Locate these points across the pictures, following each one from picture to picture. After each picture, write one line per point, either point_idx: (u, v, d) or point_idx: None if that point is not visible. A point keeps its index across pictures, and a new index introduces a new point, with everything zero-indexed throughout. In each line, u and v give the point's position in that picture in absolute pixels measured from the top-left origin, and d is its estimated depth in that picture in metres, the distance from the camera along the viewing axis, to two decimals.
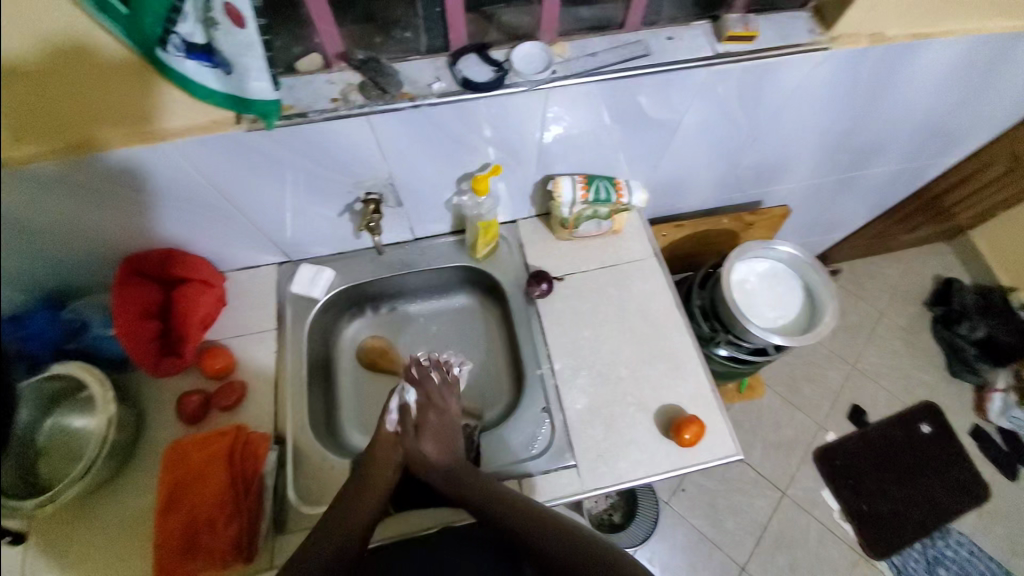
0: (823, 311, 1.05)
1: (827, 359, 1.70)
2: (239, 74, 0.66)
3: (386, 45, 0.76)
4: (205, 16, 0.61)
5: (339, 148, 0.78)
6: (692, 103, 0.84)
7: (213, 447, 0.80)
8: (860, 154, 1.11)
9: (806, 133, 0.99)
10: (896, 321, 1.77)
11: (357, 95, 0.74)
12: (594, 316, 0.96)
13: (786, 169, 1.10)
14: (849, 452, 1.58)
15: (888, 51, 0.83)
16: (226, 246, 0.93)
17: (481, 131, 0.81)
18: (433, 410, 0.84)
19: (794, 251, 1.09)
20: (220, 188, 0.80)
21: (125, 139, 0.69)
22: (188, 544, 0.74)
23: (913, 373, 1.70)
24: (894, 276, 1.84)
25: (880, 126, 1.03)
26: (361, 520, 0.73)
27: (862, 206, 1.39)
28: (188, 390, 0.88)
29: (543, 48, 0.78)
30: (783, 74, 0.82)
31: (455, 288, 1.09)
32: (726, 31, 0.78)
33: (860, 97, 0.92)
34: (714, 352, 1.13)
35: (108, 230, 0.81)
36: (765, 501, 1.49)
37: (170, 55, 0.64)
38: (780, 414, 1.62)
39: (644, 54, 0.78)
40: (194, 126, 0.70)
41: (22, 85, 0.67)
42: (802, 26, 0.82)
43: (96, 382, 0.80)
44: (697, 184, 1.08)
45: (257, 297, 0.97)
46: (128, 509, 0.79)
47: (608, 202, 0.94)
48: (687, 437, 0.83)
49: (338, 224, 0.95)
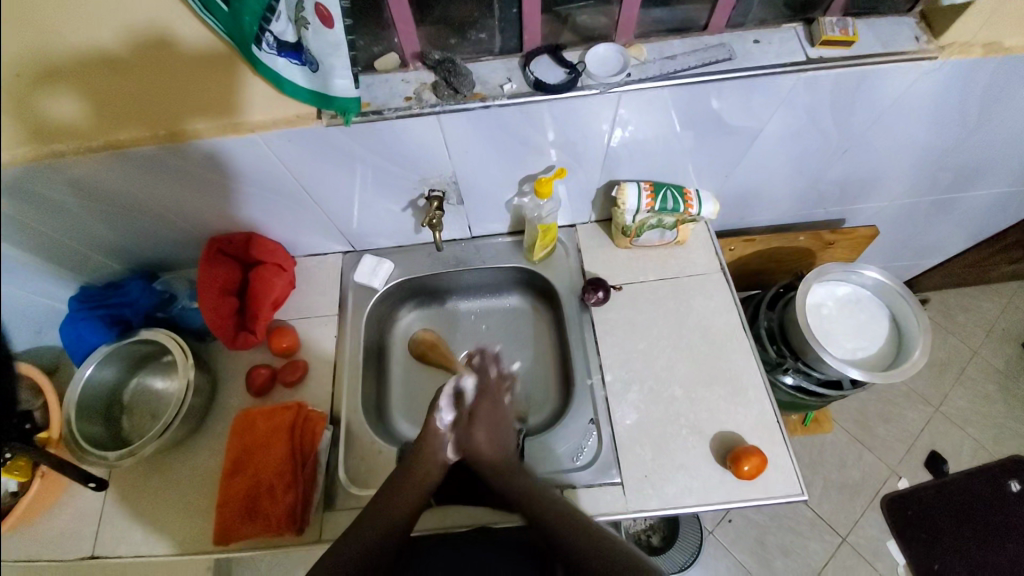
0: (913, 345, 0.95)
1: (906, 397, 1.55)
2: (325, 71, 0.69)
3: (461, 46, 0.77)
4: (297, 14, 0.64)
5: (409, 146, 0.80)
6: (774, 111, 0.79)
7: (278, 419, 0.84)
8: (963, 175, 1.00)
9: (903, 148, 0.90)
10: (992, 362, 1.59)
11: (430, 94, 0.75)
12: (650, 329, 0.93)
13: (876, 186, 1.01)
14: (924, 504, 1.43)
15: (1007, 62, 0.74)
16: (299, 233, 0.98)
17: (547, 133, 0.80)
18: (487, 399, 0.86)
19: (880, 277, 1.00)
20: (297, 177, 0.84)
21: (215, 130, 0.74)
22: (248, 508, 0.79)
23: (1009, 423, 1.51)
24: (992, 311, 1.65)
25: (990, 147, 0.92)
26: (406, 507, 0.74)
27: (961, 231, 1.25)
28: (258, 363, 0.94)
29: (619, 51, 0.76)
30: (880, 84, 0.76)
31: (508, 289, 1.10)
32: (822, 35, 0.72)
33: (970, 112, 0.83)
34: (780, 379, 1.06)
35: (196, 209, 0.87)
36: (822, 545, 1.38)
37: (263, 52, 0.65)
38: (846, 451, 1.49)
39: (727, 58, 0.74)
40: (281, 119, 0.75)
41: (114, 73, 0.69)
42: (907, 32, 0.75)
43: (179, 349, 0.88)
44: (772, 198, 1.01)
45: (322, 283, 1.02)
46: (196, 470, 0.85)
47: (675, 212, 0.90)
48: (745, 469, 0.77)
49: (401, 218, 0.97)
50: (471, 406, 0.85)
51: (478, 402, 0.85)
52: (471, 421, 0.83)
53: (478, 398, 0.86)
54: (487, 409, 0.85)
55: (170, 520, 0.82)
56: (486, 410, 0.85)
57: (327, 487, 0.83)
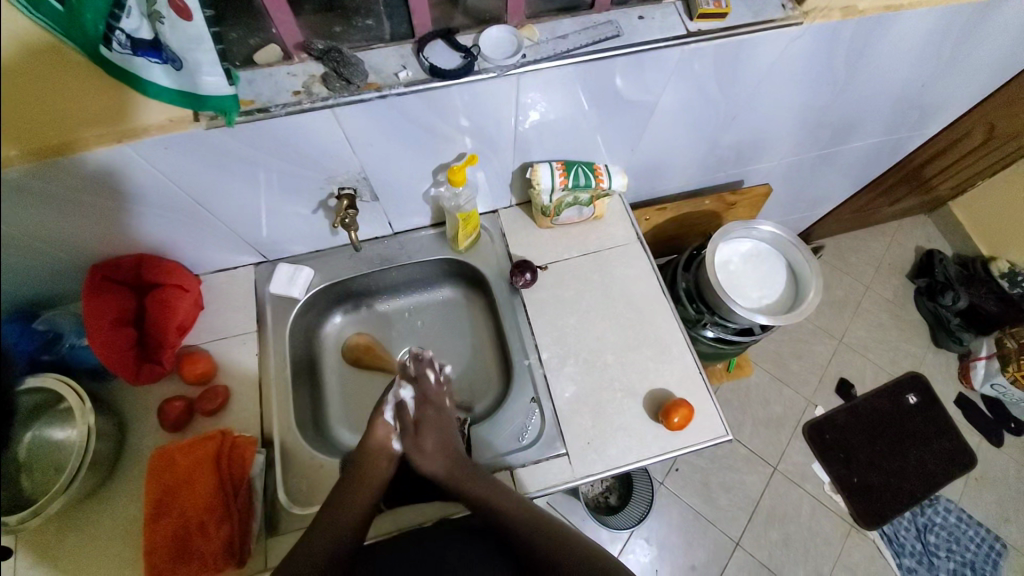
0: (807, 288, 1.05)
1: (814, 334, 1.71)
2: (190, 69, 0.63)
3: (348, 33, 0.74)
4: (149, 8, 0.58)
5: (310, 144, 0.76)
6: (668, 83, 0.82)
7: (199, 452, 0.78)
8: (839, 129, 1.11)
9: (783, 109, 0.98)
10: (882, 294, 1.79)
11: (320, 87, 0.71)
12: (579, 302, 0.95)
13: (766, 147, 1.09)
14: (838, 427, 1.60)
15: (863, 24, 0.82)
16: (200, 249, 0.91)
17: (454, 119, 0.79)
18: (430, 406, 0.84)
19: (777, 230, 1.09)
20: (186, 188, 0.77)
21: (103, 139, 0.66)
22: (180, 550, 0.73)
23: (898, 345, 1.72)
24: (878, 249, 1.86)
25: (858, 101, 1.02)
26: (356, 516, 0.72)
27: (845, 181, 1.39)
28: (170, 395, 0.86)
29: (512, 31, 0.75)
30: (757, 51, 0.81)
31: (439, 281, 1.08)
32: (698, 8, 0.75)
33: (837, 71, 0.91)
34: (701, 334, 1.13)
35: (73, 233, 0.77)
36: (757, 477, 1.51)
37: (114, 53, 0.58)
38: (769, 391, 1.63)
39: (615, 35, 0.76)
40: (154, 125, 0.67)
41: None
42: (775, 0, 0.80)
43: (73, 394, 0.78)
44: (678, 166, 1.07)
45: (236, 299, 0.95)
46: (119, 517, 0.78)
47: (588, 187, 0.92)
48: (676, 421, 0.82)
49: (314, 221, 0.93)
50: (414, 415, 0.82)
51: (421, 413, 0.83)
52: (418, 431, 0.81)
53: (421, 406, 0.83)
54: (432, 418, 0.82)
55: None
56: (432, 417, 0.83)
57: (268, 512, 0.79)
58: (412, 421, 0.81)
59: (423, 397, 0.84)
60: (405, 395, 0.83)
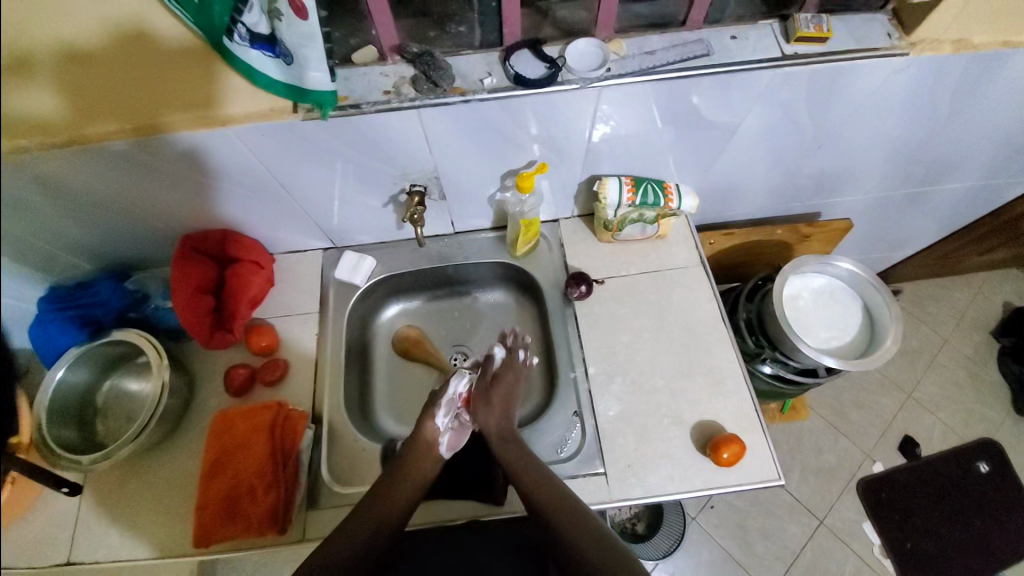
0: (884, 334, 0.98)
1: (880, 384, 1.60)
2: (299, 65, 0.68)
3: (440, 39, 0.77)
4: (269, 6, 0.64)
5: (390, 141, 0.79)
6: (753, 106, 0.80)
7: (257, 419, 0.83)
8: (935, 168, 1.03)
9: (875, 142, 0.92)
10: (962, 349, 1.64)
11: (409, 88, 0.74)
12: (632, 321, 0.94)
13: (850, 180, 1.03)
14: (898, 487, 1.48)
15: (975, 59, 0.76)
16: (277, 230, 0.97)
17: (529, 127, 0.80)
18: (510, 374, 0.85)
19: (855, 268, 1.03)
20: (272, 172, 0.82)
21: (191, 122, 0.71)
22: (228, 509, 0.78)
23: (976, 407, 1.57)
24: (962, 301, 1.71)
25: (960, 140, 0.95)
26: (395, 512, 0.74)
27: (933, 224, 1.29)
28: (237, 363, 0.92)
29: (599, 45, 0.76)
30: (853, 81, 0.77)
31: (492, 284, 1.09)
32: (798, 31, 0.73)
33: (940, 107, 0.85)
34: (759, 369, 1.09)
35: (168, 205, 0.84)
36: (800, 528, 1.42)
37: (235, 44, 0.66)
38: (822, 438, 1.53)
39: (705, 53, 0.75)
40: (254, 113, 0.72)
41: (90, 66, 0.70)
42: (879, 29, 0.76)
43: (153, 350, 0.86)
44: (750, 192, 1.03)
45: (304, 280, 1.00)
46: (175, 471, 0.84)
47: (655, 206, 0.91)
48: (725, 457, 0.79)
49: (382, 214, 0.96)
50: (496, 372, 0.85)
51: (502, 373, 0.84)
52: (490, 387, 0.83)
53: (502, 370, 0.85)
54: (509, 381, 0.84)
55: (148, 526, 0.80)
56: (508, 382, 0.84)
57: (310, 485, 0.83)
58: (489, 378, 0.84)
59: (510, 362, 0.86)
60: (461, 385, 0.84)
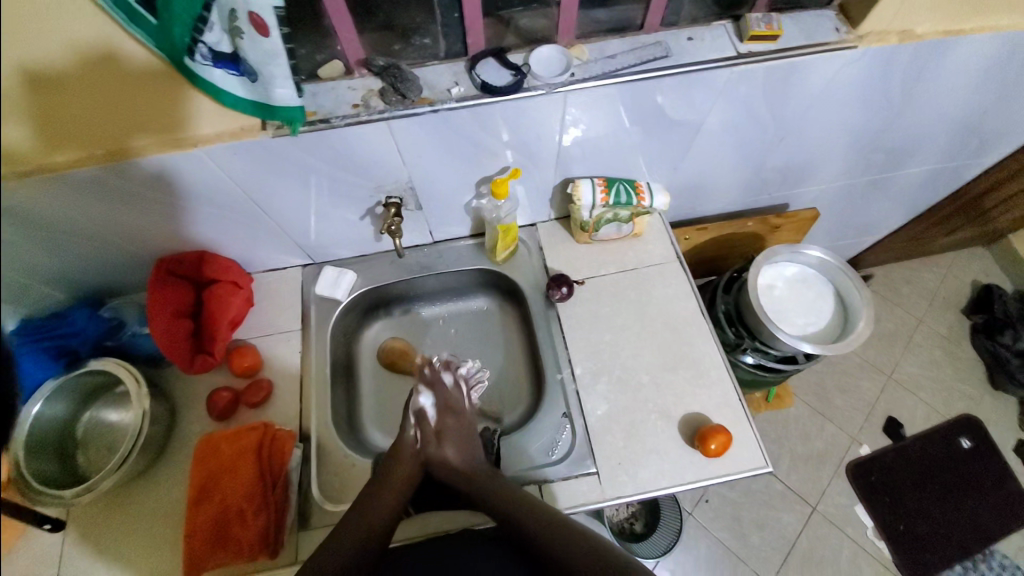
0: (857, 319, 1.01)
1: (860, 368, 1.64)
2: (264, 82, 0.68)
3: (405, 51, 0.78)
4: (231, 25, 0.62)
5: (363, 156, 0.80)
6: (713, 104, 0.83)
7: (242, 442, 0.82)
8: (894, 154, 1.07)
9: (835, 132, 0.96)
10: (935, 329, 1.70)
11: (377, 100, 0.75)
12: (613, 320, 0.95)
13: (815, 170, 1.07)
14: (885, 468, 1.51)
15: (920, 49, 0.80)
16: (254, 249, 0.96)
17: (500, 134, 0.81)
18: (451, 413, 0.86)
19: (825, 256, 1.06)
20: (248, 192, 0.82)
21: (158, 145, 0.73)
22: (219, 536, 0.76)
23: (954, 384, 1.62)
24: (931, 281, 1.77)
25: (916, 125, 0.99)
26: (381, 520, 0.73)
27: (897, 208, 1.34)
28: (218, 386, 0.91)
29: (561, 51, 0.78)
30: (808, 74, 0.80)
31: (475, 291, 1.10)
32: (749, 31, 0.76)
33: (893, 96, 0.89)
34: (740, 359, 1.11)
35: (141, 229, 0.84)
36: (793, 516, 1.44)
37: (196, 63, 0.64)
38: (808, 424, 1.56)
39: (664, 55, 0.78)
40: (226, 132, 0.74)
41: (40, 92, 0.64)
42: (827, 25, 0.80)
43: (131, 379, 0.84)
44: (718, 187, 1.06)
45: (284, 298, 1.00)
46: (161, 501, 0.82)
47: (629, 205, 0.93)
48: (713, 447, 0.80)
49: (359, 227, 0.97)
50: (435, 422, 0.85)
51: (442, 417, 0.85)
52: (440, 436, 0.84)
53: (443, 414, 0.86)
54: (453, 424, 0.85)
55: (135, 558, 0.78)
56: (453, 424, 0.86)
57: (301, 506, 0.82)
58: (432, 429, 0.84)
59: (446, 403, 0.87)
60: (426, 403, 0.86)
